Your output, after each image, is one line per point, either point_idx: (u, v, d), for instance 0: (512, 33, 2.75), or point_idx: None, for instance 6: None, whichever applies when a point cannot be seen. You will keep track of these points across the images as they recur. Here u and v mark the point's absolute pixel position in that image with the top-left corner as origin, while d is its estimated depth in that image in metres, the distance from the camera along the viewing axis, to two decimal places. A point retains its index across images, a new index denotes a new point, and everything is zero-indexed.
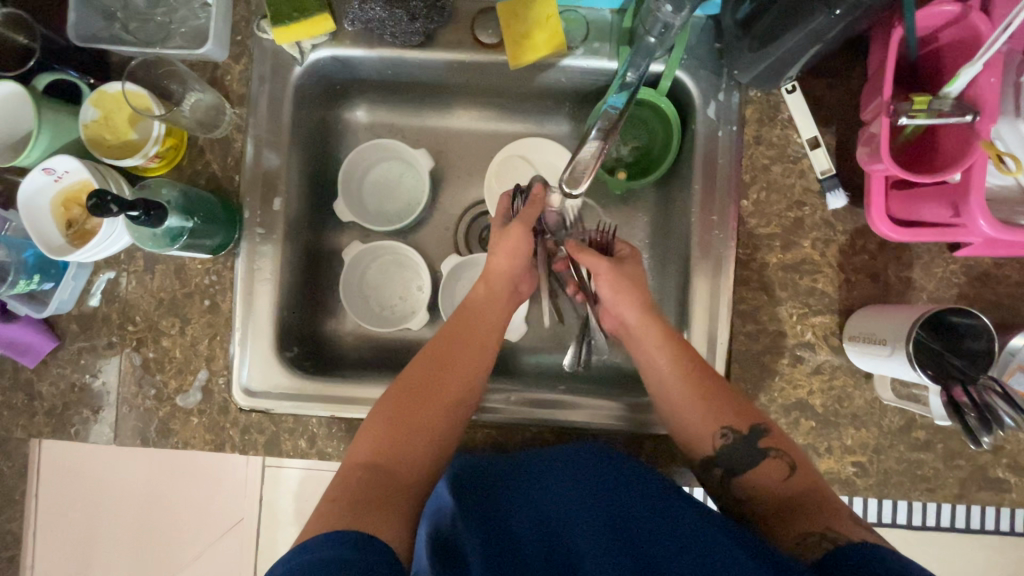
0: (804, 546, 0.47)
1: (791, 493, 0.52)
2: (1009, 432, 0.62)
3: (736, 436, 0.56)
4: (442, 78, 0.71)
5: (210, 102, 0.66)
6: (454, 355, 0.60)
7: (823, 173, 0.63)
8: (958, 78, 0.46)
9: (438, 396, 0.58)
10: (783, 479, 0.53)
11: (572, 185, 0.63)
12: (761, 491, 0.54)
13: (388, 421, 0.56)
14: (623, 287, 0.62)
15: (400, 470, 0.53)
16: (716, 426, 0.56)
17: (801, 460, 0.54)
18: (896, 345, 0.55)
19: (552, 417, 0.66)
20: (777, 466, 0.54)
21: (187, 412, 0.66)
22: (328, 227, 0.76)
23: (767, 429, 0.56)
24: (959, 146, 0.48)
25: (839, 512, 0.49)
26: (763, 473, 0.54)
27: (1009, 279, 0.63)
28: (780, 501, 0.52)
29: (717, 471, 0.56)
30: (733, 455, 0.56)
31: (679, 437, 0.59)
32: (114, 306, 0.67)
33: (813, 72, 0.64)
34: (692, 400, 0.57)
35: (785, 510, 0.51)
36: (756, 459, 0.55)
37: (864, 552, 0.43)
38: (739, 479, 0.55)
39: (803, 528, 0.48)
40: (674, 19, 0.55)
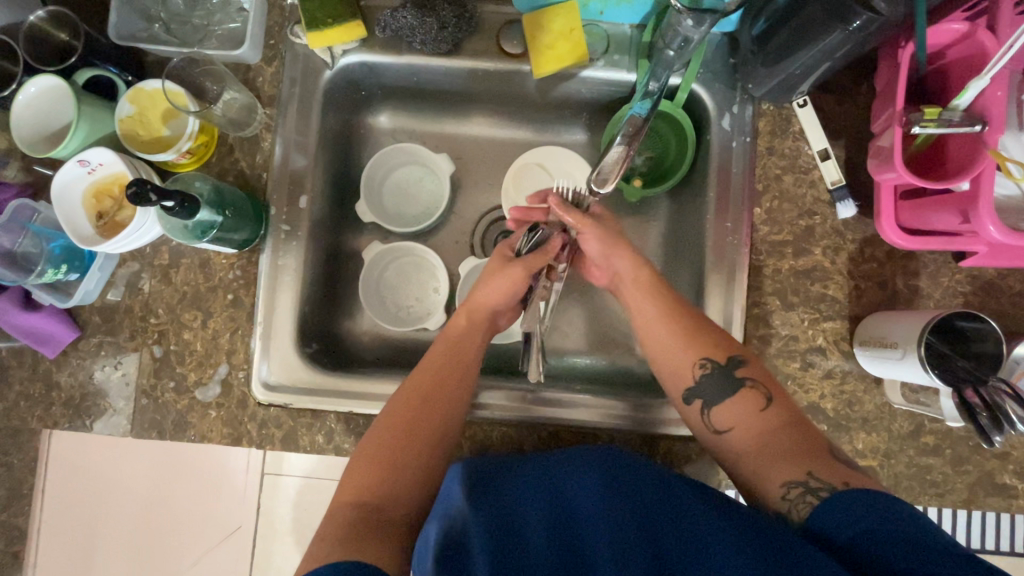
0: (791, 501, 0.48)
1: (766, 427, 0.54)
2: (1015, 438, 0.64)
3: (715, 365, 0.58)
4: (463, 86, 0.74)
5: (244, 102, 0.68)
6: (438, 384, 0.61)
7: (834, 183, 0.65)
8: (966, 90, 0.48)
9: (419, 434, 0.58)
10: (759, 410, 0.55)
11: (600, 186, 0.63)
12: (731, 425, 0.55)
13: (375, 457, 0.56)
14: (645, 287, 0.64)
15: (385, 506, 0.53)
16: (697, 356, 0.58)
17: (779, 397, 0.55)
18: (907, 348, 0.57)
19: (542, 414, 0.68)
20: (753, 398, 0.55)
21: (204, 406, 0.66)
22: (348, 228, 0.78)
23: (737, 366, 0.57)
24: (967, 155, 0.50)
25: (819, 450, 0.51)
26: (742, 406, 0.55)
27: (1012, 289, 0.65)
28: (761, 436, 0.53)
29: (695, 405, 0.58)
30: (716, 383, 0.57)
31: (658, 369, 0.62)
32: (137, 299, 0.67)
33: (823, 88, 0.67)
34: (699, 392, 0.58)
35: (768, 441, 0.53)
36: (733, 390, 0.56)
37: (852, 505, 0.44)
38: (716, 413, 0.56)
39: (785, 478, 0.49)
40: (694, 33, 0.58)
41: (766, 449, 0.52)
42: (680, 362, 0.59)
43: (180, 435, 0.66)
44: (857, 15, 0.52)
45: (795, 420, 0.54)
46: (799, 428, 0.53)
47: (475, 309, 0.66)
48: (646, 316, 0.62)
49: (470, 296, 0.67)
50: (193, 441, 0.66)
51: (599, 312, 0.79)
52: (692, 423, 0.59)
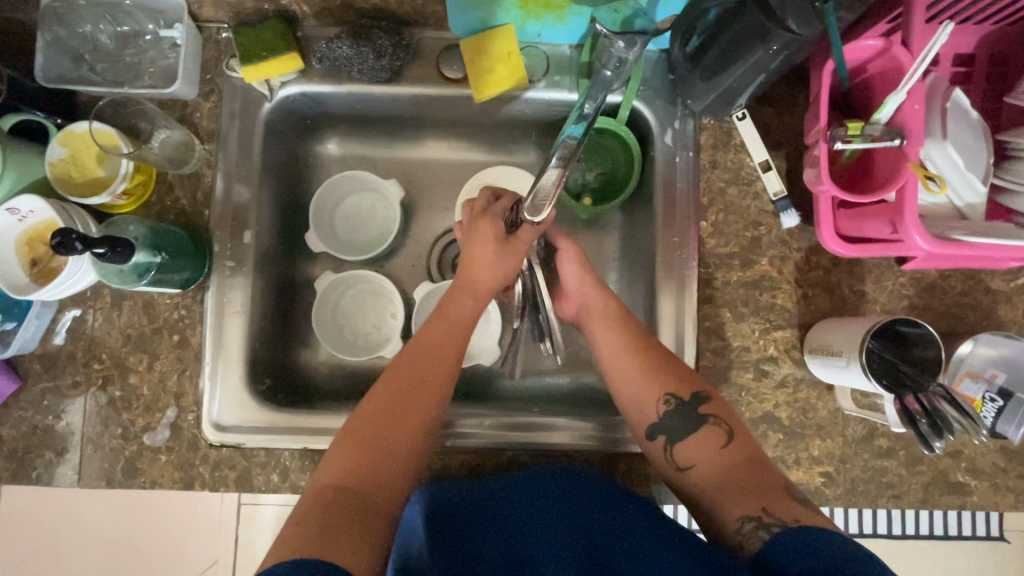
0: (743, 535, 0.49)
1: (729, 462, 0.54)
2: (965, 437, 0.65)
3: (679, 401, 0.58)
4: (408, 111, 0.74)
5: (180, 139, 0.66)
6: (428, 366, 0.57)
7: (776, 194, 0.66)
8: (885, 105, 0.49)
9: (408, 415, 0.54)
10: (719, 447, 0.55)
11: (534, 214, 0.58)
12: (692, 461, 0.56)
13: (361, 441, 0.52)
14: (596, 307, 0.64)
15: (368, 492, 0.50)
16: (660, 391, 0.58)
17: (738, 430, 0.56)
18: (850, 357, 0.57)
19: (511, 439, 0.67)
20: (716, 434, 0.55)
21: (154, 451, 0.65)
22: (300, 259, 0.77)
23: (699, 403, 0.57)
24: (892, 167, 0.51)
25: (775, 488, 0.51)
26: (702, 442, 0.56)
27: (954, 290, 0.66)
28: (721, 473, 0.53)
29: (659, 441, 0.58)
30: (675, 419, 0.57)
31: (621, 404, 0.61)
32: (79, 345, 0.66)
33: (761, 101, 0.68)
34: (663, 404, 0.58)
35: (728, 479, 0.53)
36: (695, 424, 0.56)
37: (799, 542, 0.45)
38: (679, 449, 0.56)
39: (741, 512, 0.50)
40: (628, 53, 0.60)
41: (724, 483, 0.53)
42: (642, 395, 0.59)
43: (130, 482, 0.64)
44: (775, 36, 0.53)
45: (754, 456, 0.54)
46: (757, 463, 0.54)
47: (477, 291, 0.62)
48: (614, 351, 0.61)
49: (468, 276, 0.62)
50: (145, 488, 0.65)
51: None
52: (654, 459, 0.58)
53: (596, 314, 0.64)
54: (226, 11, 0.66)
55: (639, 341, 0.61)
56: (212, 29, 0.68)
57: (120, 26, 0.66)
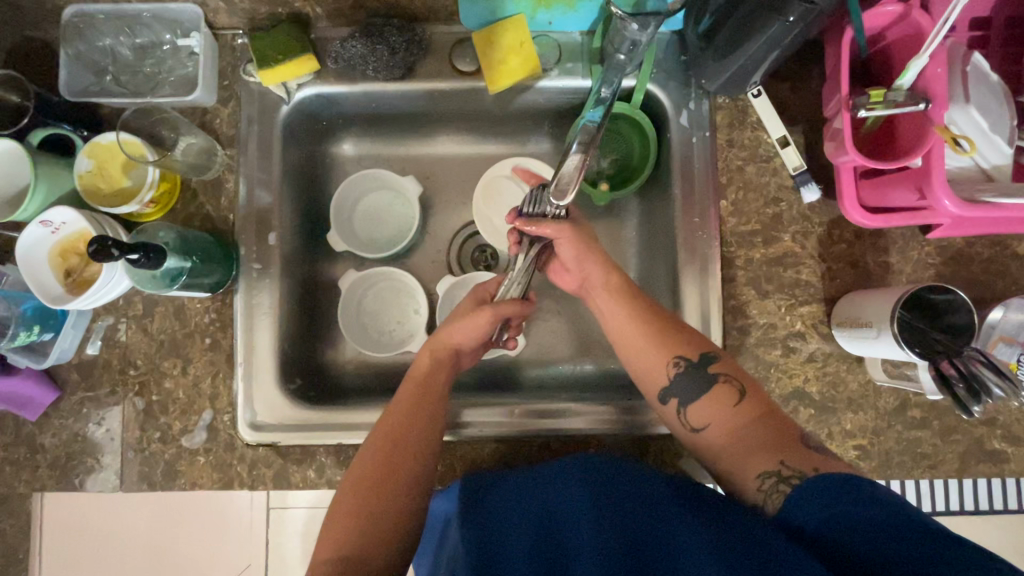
0: (765, 492, 0.49)
1: (741, 421, 0.53)
2: (1000, 403, 0.64)
3: (690, 363, 0.57)
4: (422, 107, 0.74)
5: (202, 146, 0.68)
6: (408, 426, 0.58)
7: (795, 169, 0.66)
8: (909, 70, 0.49)
9: (395, 478, 0.55)
10: (731, 406, 0.54)
11: (559, 197, 0.61)
12: (706, 421, 0.55)
13: (356, 507, 0.53)
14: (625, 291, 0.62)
15: (370, 557, 0.51)
16: (669, 355, 0.58)
17: (751, 388, 0.55)
18: (881, 326, 0.57)
19: (540, 425, 0.68)
20: (726, 393, 0.55)
21: (192, 453, 0.66)
22: (322, 259, 0.78)
23: (708, 362, 0.57)
24: (917, 133, 0.51)
25: (792, 442, 0.51)
26: (715, 402, 0.55)
27: (981, 256, 0.66)
28: (736, 430, 0.53)
29: (671, 405, 0.57)
30: (687, 383, 0.57)
31: (631, 368, 0.61)
32: (115, 352, 0.67)
33: (776, 77, 0.68)
34: (688, 380, 0.57)
35: (742, 435, 0.53)
36: (706, 386, 0.56)
37: (822, 496, 0.46)
38: (691, 411, 0.56)
39: (760, 470, 0.50)
40: (642, 36, 0.60)
41: (739, 442, 0.53)
42: (652, 363, 0.59)
43: (171, 484, 0.66)
44: (792, 7, 0.53)
45: (767, 409, 0.54)
46: (771, 418, 0.53)
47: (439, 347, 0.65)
48: (618, 321, 0.61)
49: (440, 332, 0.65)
50: (185, 490, 0.66)
51: (579, 318, 0.79)
52: (668, 422, 0.58)
53: (602, 289, 0.63)
54: (241, 17, 0.67)
55: (644, 310, 0.61)
56: (227, 36, 0.69)
57: (138, 38, 0.67)
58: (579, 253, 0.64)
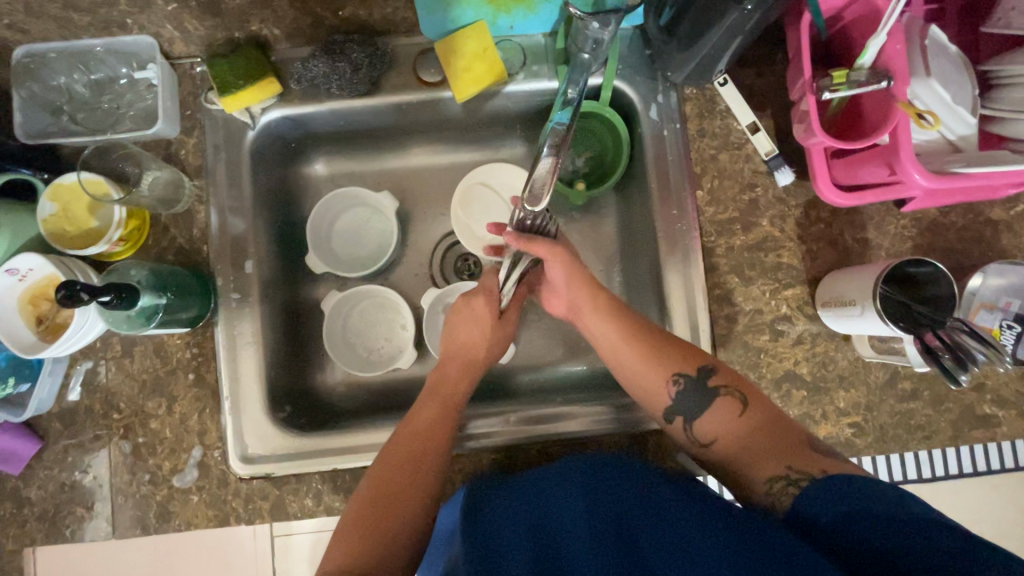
0: (774, 495, 0.49)
1: (746, 431, 0.54)
2: (987, 368, 0.65)
3: (688, 379, 0.58)
4: (391, 121, 0.73)
5: (168, 178, 0.66)
6: (411, 438, 0.58)
7: (768, 154, 0.66)
8: (868, 50, 0.50)
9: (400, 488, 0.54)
10: (737, 416, 0.55)
11: (533, 203, 0.58)
12: (714, 437, 0.56)
13: (361, 520, 0.52)
14: (611, 314, 0.62)
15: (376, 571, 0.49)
16: (669, 373, 0.58)
17: (752, 396, 0.56)
18: (864, 305, 0.57)
19: (543, 433, 0.67)
20: (730, 404, 0.56)
21: (185, 492, 0.64)
22: (303, 283, 0.77)
23: (707, 376, 0.58)
24: (883, 110, 0.51)
25: (797, 447, 0.51)
26: (719, 416, 0.56)
27: (956, 225, 0.66)
28: (741, 442, 0.54)
29: (678, 422, 0.58)
30: (691, 398, 0.57)
31: (632, 389, 0.61)
32: (96, 397, 0.65)
33: (740, 64, 0.68)
34: (688, 397, 0.58)
35: (750, 446, 0.53)
36: (709, 399, 0.57)
37: (830, 496, 0.45)
38: (698, 427, 0.57)
39: (769, 473, 0.50)
40: (603, 34, 0.59)
41: (746, 449, 0.53)
42: (652, 383, 0.59)
43: (165, 526, 0.64)
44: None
45: (773, 418, 0.55)
46: (778, 425, 0.54)
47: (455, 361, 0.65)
48: (611, 339, 0.62)
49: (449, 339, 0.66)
50: (180, 530, 0.64)
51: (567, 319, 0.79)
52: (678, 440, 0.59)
53: (592, 308, 0.63)
54: (198, 44, 0.66)
55: (635, 327, 0.61)
56: (185, 65, 0.67)
57: (93, 74, 0.66)
58: (568, 276, 0.64)
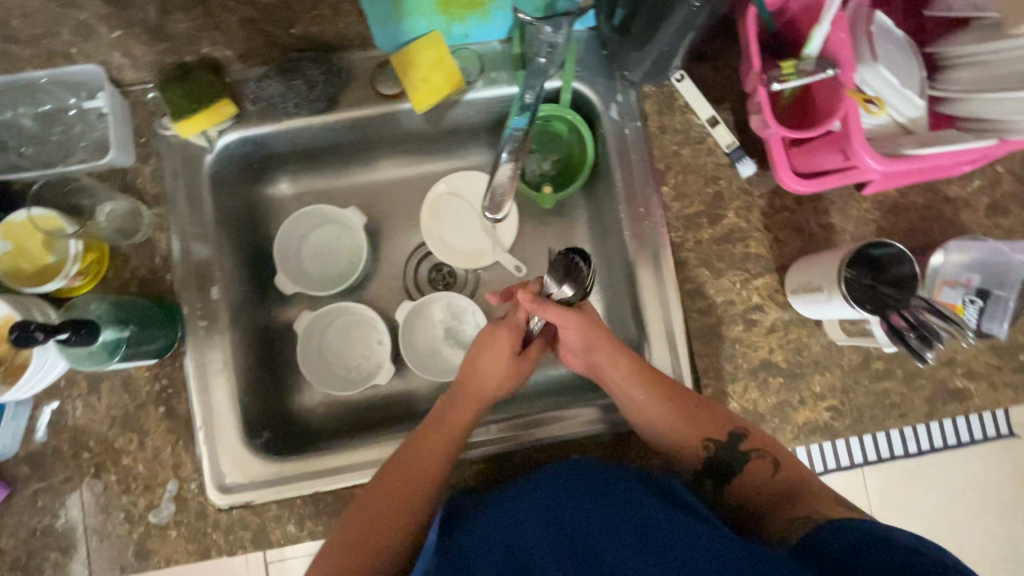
0: (793, 527, 0.50)
1: (777, 487, 0.55)
2: (955, 343, 0.66)
3: (717, 445, 0.59)
4: (354, 136, 0.73)
5: (126, 208, 0.65)
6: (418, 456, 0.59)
7: (729, 146, 0.67)
8: (812, 39, 0.51)
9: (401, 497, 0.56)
10: (769, 474, 0.56)
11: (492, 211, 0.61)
12: (749, 497, 0.57)
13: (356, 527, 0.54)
14: (637, 369, 0.62)
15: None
16: (699, 436, 0.59)
17: (784, 460, 0.57)
18: (831, 289, 0.58)
19: (554, 435, 0.67)
20: (763, 466, 0.57)
21: (162, 528, 0.63)
22: (275, 304, 0.77)
23: (739, 441, 0.59)
24: (832, 98, 0.52)
25: (824, 496, 0.53)
26: (752, 474, 0.57)
27: (916, 205, 0.68)
28: (770, 496, 0.55)
29: (707, 483, 0.59)
30: (722, 459, 0.59)
31: (665, 454, 0.62)
32: (65, 437, 0.63)
33: (695, 59, 0.69)
34: (721, 454, 0.59)
35: (780, 497, 0.54)
36: (743, 461, 0.58)
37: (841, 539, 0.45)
38: (729, 489, 0.58)
39: (792, 514, 0.52)
40: (557, 37, 0.60)
41: (772, 500, 0.55)
42: (682, 442, 0.60)
43: (145, 565, 0.62)
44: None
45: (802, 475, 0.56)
46: (805, 480, 0.55)
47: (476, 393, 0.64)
48: (637, 398, 0.62)
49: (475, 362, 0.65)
50: (160, 568, 0.63)
51: None
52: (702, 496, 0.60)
53: (616, 354, 0.63)
54: (149, 70, 0.64)
55: (665, 390, 0.61)
56: (137, 91, 0.66)
57: (41, 106, 0.65)
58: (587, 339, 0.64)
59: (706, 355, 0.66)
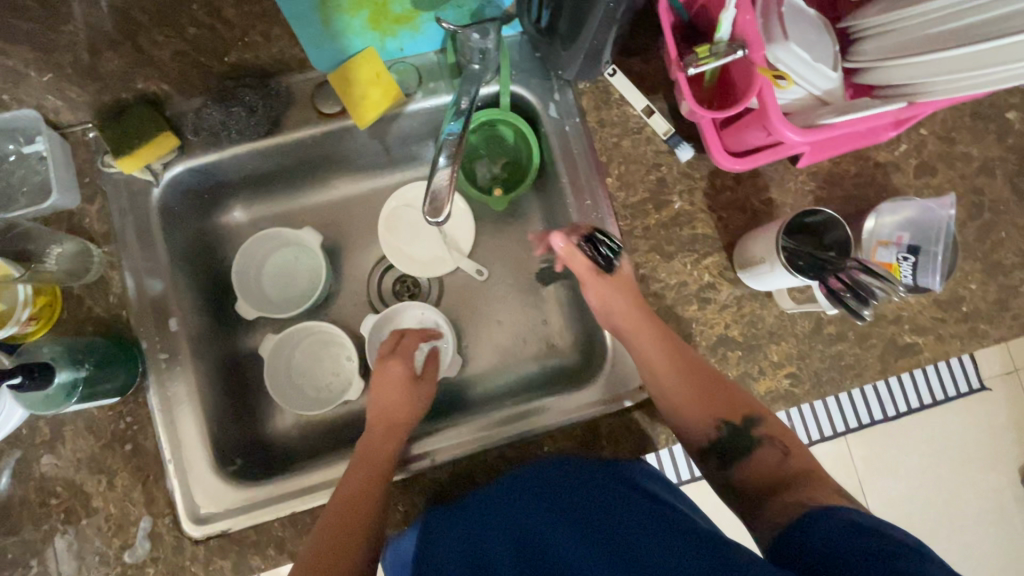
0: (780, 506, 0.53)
1: (782, 472, 0.57)
2: (898, 300, 0.69)
3: (731, 426, 0.60)
4: (302, 157, 0.73)
5: (75, 249, 0.64)
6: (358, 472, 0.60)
7: (666, 133, 0.70)
8: (721, 23, 0.53)
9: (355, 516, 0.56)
10: (779, 458, 0.58)
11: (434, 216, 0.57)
12: (753, 480, 0.58)
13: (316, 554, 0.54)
14: (659, 342, 0.63)
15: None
16: (711, 417, 0.61)
17: (794, 448, 0.59)
18: (772, 261, 0.60)
19: (526, 428, 0.68)
20: (773, 452, 0.59)
21: (140, 566, 0.62)
22: (238, 332, 0.77)
23: (752, 425, 0.60)
24: (746, 76, 0.54)
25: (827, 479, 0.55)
26: (761, 459, 0.59)
27: (849, 173, 0.70)
28: (773, 476, 0.57)
29: (712, 459, 0.61)
30: (732, 440, 0.60)
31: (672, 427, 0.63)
32: (30, 486, 0.62)
33: (625, 53, 0.71)
34: (733, 432, 0.60)
35: (784, 477, 0.56)
36: (752, 445, 0.60)
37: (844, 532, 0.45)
38: (733, 471, 0.59)
39: (790, 492, 0.53)
40: (486, 43, 0.63)
41: (773, 477, 0.57)
42: (696, 416, 0.61)
43: None
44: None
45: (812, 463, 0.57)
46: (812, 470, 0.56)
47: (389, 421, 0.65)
48: (657, 362, 0.63)
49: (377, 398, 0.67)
50: None
51: (509, 322, 0.80)
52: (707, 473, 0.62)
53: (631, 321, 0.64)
54: (87, 109, 0.65)
55: (682, 364, 0.62)
56: (77, 132, 0.66)
57: None
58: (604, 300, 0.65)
59: None
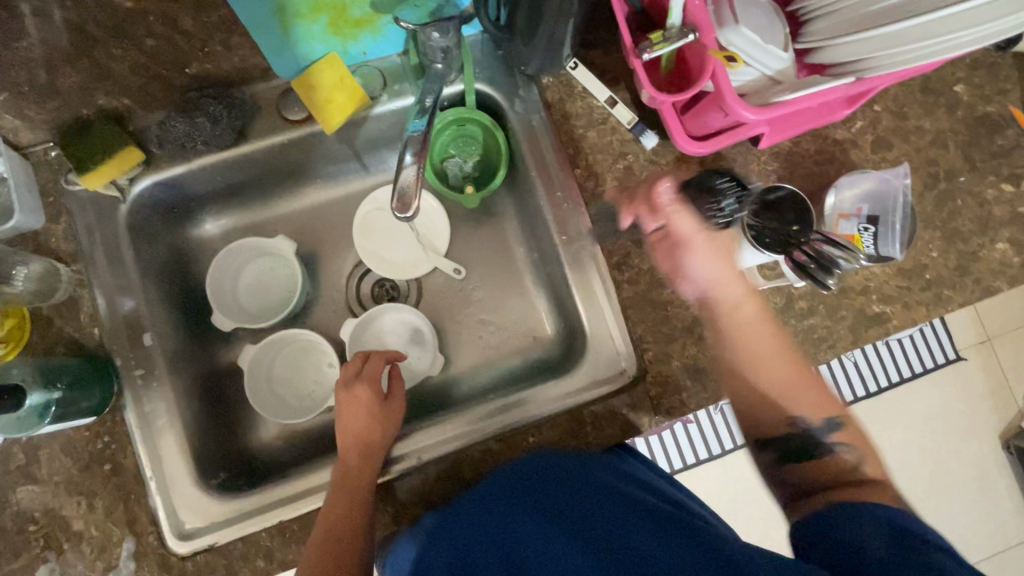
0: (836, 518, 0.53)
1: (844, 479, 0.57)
2: (864, 272, 0.71)
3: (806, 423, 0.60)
4: (271, 166, 0.73)
5: (42, 269, 0.63)
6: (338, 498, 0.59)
7: (630, 123, 0.71)
8: (671, 10, 0.55)
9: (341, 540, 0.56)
10: (845, 465, 0.58)
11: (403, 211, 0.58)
12: (815, 482, 0.58)
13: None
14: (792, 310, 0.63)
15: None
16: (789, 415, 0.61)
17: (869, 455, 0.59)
18: (740, 237, 0.63)
19: (512, 420, 0.68)
20: (840, 458, 0.59)
21: None
22: (216, 345, 0.76)
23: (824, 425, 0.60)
24: (700, 59, 0.56)
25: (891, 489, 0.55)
26: (824, 461, 0.59)
27: (809, 152, 0.72)
28: (833, 482, 0.57)
29: (773, 459, 0.61)
30: (802, 440, 0.60)
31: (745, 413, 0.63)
32: (6, 514, 0.61)
33: (585, 46, 0.73)
34: (803, 432, 0.60)
35: (846, 485, 0.56)
36: (821, 447, 0.59)
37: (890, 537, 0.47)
38: (796, 470, 0.60)
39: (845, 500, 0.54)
40: (447, 42, 0.62)
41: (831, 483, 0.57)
42: (794, 402, 0.61)
43: None
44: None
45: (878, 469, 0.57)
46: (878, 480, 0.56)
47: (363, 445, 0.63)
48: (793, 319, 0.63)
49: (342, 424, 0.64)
50: None
51: (489, 319, 0.81)
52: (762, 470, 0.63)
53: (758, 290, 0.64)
54: (49, 128, 0.64)
55: None
56: (38, 151, 0.65)
57: None
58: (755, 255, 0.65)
59: (643, 321, 0.69)
